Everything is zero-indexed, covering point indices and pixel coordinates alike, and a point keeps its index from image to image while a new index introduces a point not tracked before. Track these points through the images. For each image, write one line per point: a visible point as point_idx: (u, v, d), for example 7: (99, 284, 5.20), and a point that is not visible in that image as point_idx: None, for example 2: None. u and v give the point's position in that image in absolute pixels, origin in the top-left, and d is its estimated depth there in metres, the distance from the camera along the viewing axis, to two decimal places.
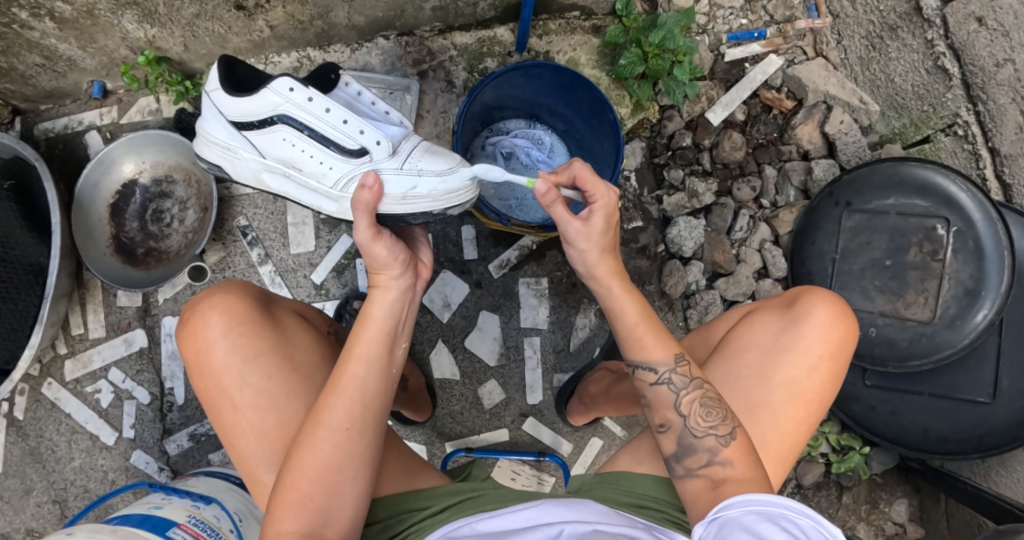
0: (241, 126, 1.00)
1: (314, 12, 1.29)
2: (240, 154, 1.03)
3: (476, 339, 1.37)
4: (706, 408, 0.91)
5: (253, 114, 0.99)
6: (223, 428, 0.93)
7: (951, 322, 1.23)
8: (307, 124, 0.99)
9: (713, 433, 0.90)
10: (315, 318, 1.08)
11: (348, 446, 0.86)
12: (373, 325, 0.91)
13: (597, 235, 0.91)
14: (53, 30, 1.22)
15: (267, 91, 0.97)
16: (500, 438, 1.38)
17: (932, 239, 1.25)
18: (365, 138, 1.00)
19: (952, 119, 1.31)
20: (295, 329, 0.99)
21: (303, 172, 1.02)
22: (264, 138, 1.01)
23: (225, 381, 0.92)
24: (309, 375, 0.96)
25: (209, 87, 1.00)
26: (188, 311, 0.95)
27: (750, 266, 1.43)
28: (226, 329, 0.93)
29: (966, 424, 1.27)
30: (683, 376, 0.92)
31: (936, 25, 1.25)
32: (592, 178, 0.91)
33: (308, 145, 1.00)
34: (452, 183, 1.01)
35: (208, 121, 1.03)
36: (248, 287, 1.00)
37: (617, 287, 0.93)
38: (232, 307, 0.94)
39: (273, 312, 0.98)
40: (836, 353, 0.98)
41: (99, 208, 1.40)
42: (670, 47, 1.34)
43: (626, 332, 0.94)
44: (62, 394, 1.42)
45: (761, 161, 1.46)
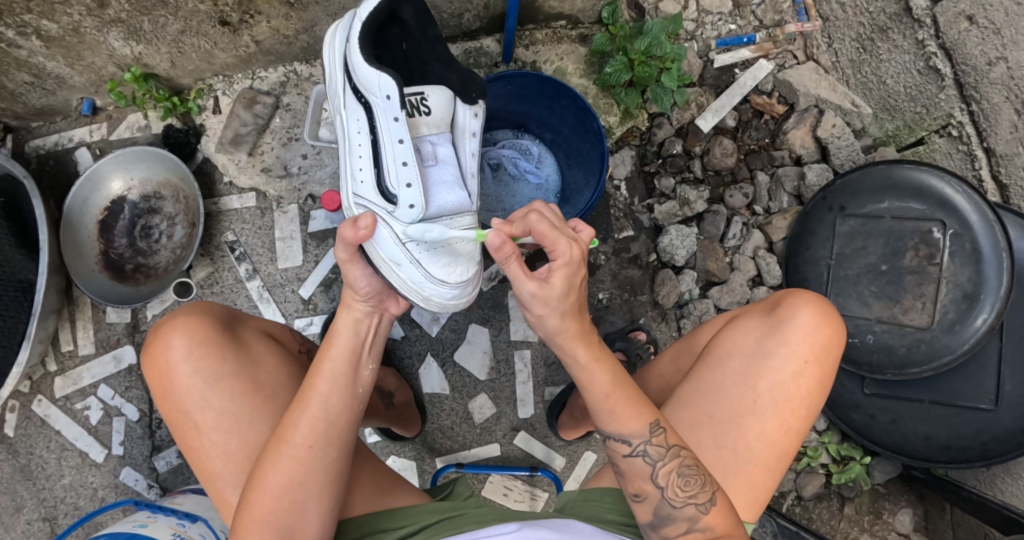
0: (346, 69, 1.04)
1: (299, 26, 1.31)
2: (332, 82, 1.08)
3: (466, 352, 1.34)
4: (684, 478, 0.88)
5: (356, 74, 1.02)
6: (189, 450, 0.92)
7: (950, 327, 1.20)
8: (377, 126, 1.03)
9: (693, 502, 0.87)
10: (285, 338, 1.07)
11: (313, 463, 0.84)
12: (339, 342, 0.90)
13: (556, 300, 0.82)
14: (40, 48, 1.23)
15: (374, 75, 1.00)
16: (491, 453, 1.35)
17: (928, 243, 1.22)
18: (403, 182, 1.01)
19: (946, 120, 1.29)
20: (262, 349, 0.97)
21: (347, 149, 1.07)
22: (350, 101, 1.05)
23: (188, 402, 0.92)
24: (275, 395, 0.94)
25: (354, 12, 1.03)
26: (152, 334, 0.95)
27: (744, 273, 1.40)
28: (188, 350, 0.92)
29: (968, 431, 1.23)
30: (658, 446, 0.88)
31: (926, 25, 1.24)
32: (550, 232, 0.83)
33: (365, 142, 1.05)
34: (434, 286, 1.01)
35: (337, 30, 1.07)
36: (215, 308, 0.99)
37: (584, 356, 0.86)
38: (195, 328, 0.93)
39: (240, 333, 0.97)
40: (823, 357, 0.95)
41: (88, 225, 1.39)
42: (656, 54, 1.32)
43: (596, 403, 0.88)
44: (52, 411, 1.41)
45: (753, 167, 1.44)
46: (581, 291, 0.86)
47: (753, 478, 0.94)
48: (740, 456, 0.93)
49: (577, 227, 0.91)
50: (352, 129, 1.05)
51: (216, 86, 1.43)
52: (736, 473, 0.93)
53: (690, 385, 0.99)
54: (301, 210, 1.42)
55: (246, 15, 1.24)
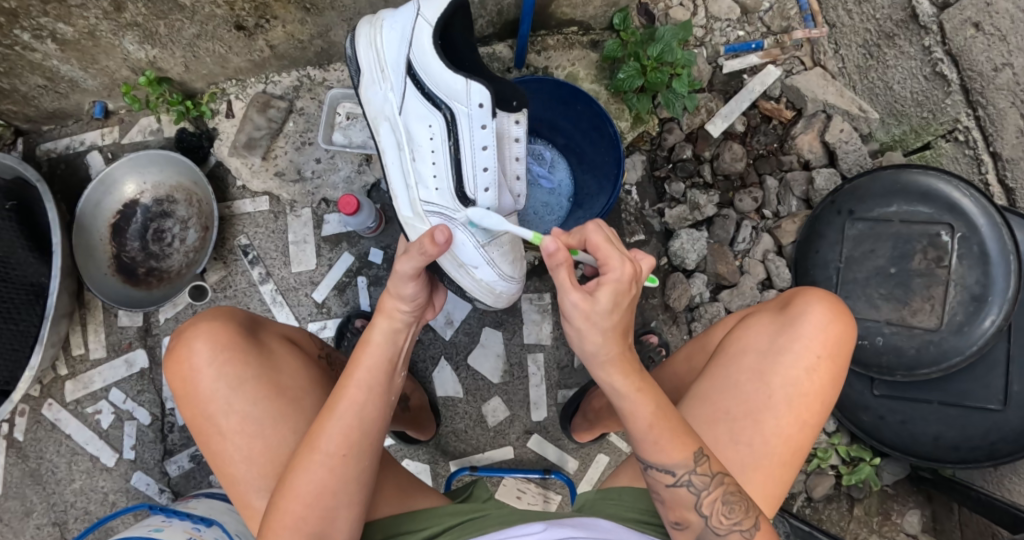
0: (415, 74, 1.05)
1: (314, 31, 1.32)
2: (386, 86, 1.07)
3: (479, 355, 1.35)
4: (728, 505, 0.88)
5: (435, 82, 1.04)
6: (211, 455, 0.93)
7: (959, 329, 1.21)
8: (458, 133, 1.06)
9: (737, 529, 0.88)
10: (305, 342, 1.07)
11: (343, 470, 0.85)
12: (372, 351, 0.89)
13: (598, 315, 0.83)
14: (55, 51, 1.24)
15: (462, 84, 1.03)
16: (504, 456, 1.35)
17: (936, 245, 1.24)
18: (481, 188, 1.08)
19: (953, 124, 1.31)
20: (283, 354, 0.97)
21: (415, 156, 1.08)
22: (419, 107, 1.06)
23: (211, 407, 0.92)
24: (298, 399, 0.94)
25: (420, 14, 1.03)
26: (174, 340, 0.95)
27: (754, 277, 1.42)
28: (212, 355, 0.92)
29: (977, 432, 1.25)
30: (703, 475, 0.88)
31: (933, 32, 1.27)
32: (605, 245, 0.85)
33: (440, 148, 1.07)
34: (505, 285, 1.11)
35: (392, 30, 1.05)
36: (236, 312, 0.99)
37: (626, 386, 0.87)
38: (218, 334, 0.93)
39: (262, 339, 0.97)
40: (836, 352, 0.97)
41: (100, 228, 1.39)
42: (668, 60, 1.34)
43: (638, 436, 0.87)
44: (62, 415, 1.40)
45: (762, 172, 1.46)
46: (629, 312, 0.87)
47: (769, 473, 0.95)
48: (755, 452, 0.94)
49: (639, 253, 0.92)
50: (424, 136, 1.07)
51: (229, 91, 1.44)
52: (753, 469, 0.94)
53: (704, 382, 1.00)
54: (314, 214, 1.42)
55: (262, 20, 1.25)
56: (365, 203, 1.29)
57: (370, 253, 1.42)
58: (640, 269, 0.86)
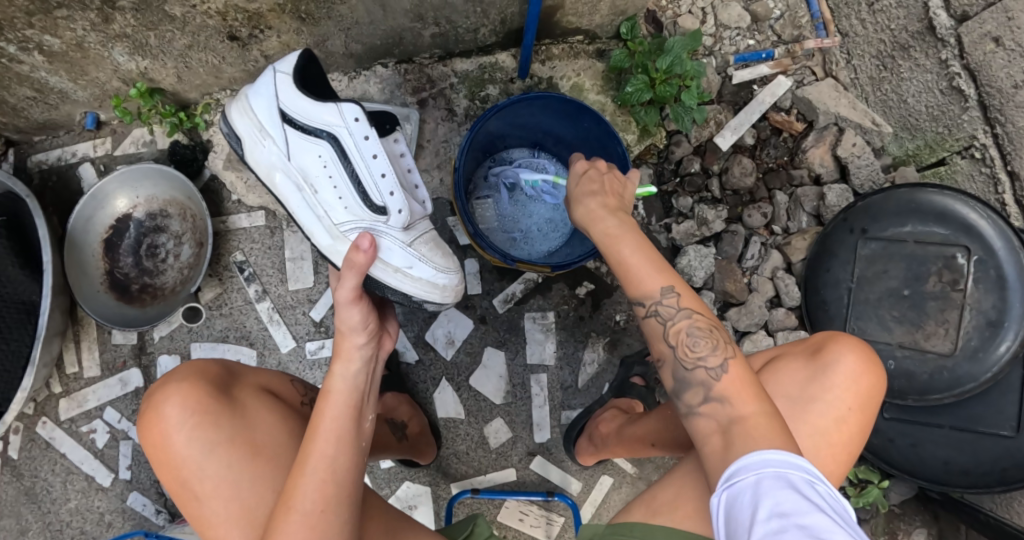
0: (287, 116, 1.00)
1: (310, 41, 1.28)
2: (268, 138, 1.02)
3: (481, 376, 1.33)
4: (694, 335, 0.90)
5: (299, 115, 1.00)
6: (193, 519, 0.89)
7: (973, 355, 1.19)
8: (349, 157, 1.01)
9: (702, 364, 0.89)
10: (285, 389, 1.01)
11: (322, 529, 0.81)
12: (335, 398, 0.87)
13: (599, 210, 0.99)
14: (43, 63, 1.20)
15: (333, 108, 0.99)
16: (507, 479, 1.33)
17: (952, 268, 1.20)
18: (386, 193, 1.02)
19: (969, 141, 1.27)
20: (258, 407, 0.92)
21: (327, 187, 1.02)
22: (299, 141, 1.01)
23: (185, 472, 0.88)
24: (275, 455, 0.90)
25: (275, 68, 1.01)
26: (145, 402, 0.91)
27: (763, 294, 1.38)
28: (180, 418, 0.88)
29: (988, 457, 1.22)
30: (671, 306, 0.91)
31: (950, 44, 1.23)
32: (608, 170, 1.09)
33: (338, 176, 1.01)
34: (440, 280, 1.05)
35: (257, 96, 1.01)
36: (210, 364, 0.95)
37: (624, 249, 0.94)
38: (188, 393, 0.89)
39: (237, 394, 0.92)
40: (864, 401, 1.03)
41: (93, 244, 1.36)
42: (677, 72, 1.30)
43: (621, 260, 0.94)
44: (57, 434, 1.38)
45: (772, 186, 1.42)
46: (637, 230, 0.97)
47: None
48: None
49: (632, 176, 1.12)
50: (317, 166, 1.01)
51: (223, 101, 1.40)
52: None
53: None
54: None
55: (255, 30, 1.21)
56: None
57: None
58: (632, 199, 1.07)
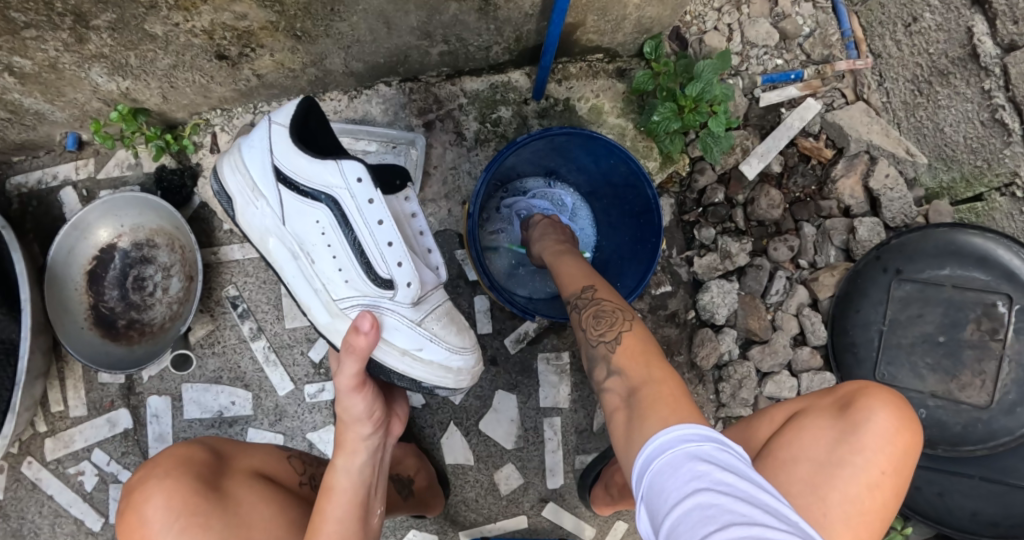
0: (283, 178, 0.95)
1: (307, 59, 1.17)
2: (262, 202, 0.97)
3: (492, 420, 1.27)
4: (600, 316, 0.94)
5: (299, 175, 0.95)
6: None
7: (1010, 409, 1.13)
8: (352, 221, 0.96)
9: (604, 341, 0.92)
10: (282, 472, 0.97)
11: None
12: (337, 495, 0.87)
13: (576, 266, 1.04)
14: (14, 85, 1.10)
15: (335, 168, 0.94)
16: (519, 526, 1.28)
17: (991, 316, 1.15)
18: (393, 263, 0.96)
19: (1010, 178, 1.21)
20: (251, 500, 0.87)
21: (324, 257, 0.97)
22: (297, 206, 0.96)
23: None
24: None
25: (272, 120, 0.96)
26: (129, 501, 0.86)
27: (787, 332, 1.32)
28: (169, 519, 0.83)
29: (1020, 511, 1.18)
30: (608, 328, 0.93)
31: (995, 74, 1.16)
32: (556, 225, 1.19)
33: (338, 243, 0.96)
34: (455, 362, 0.99)
35: (252, 154, 0.97)
36: (195, 452, 0.90)
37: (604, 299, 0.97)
38: (173, 492, 0.84)
39: (226, 487, 0.87)
40: (898, 466, 0.95)
41: (75, 276, 1.27)
42: (707, 98, 1.22)
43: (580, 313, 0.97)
44: (43, 475, 1.31)
45: (799, 218, 1.35)
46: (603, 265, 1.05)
47: None
48: None
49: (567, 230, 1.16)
50: (314, 233, 0.96)
51: (213, 121, 1.30)
52: None
53: None
54: None
55: (246, 49, 1.11)
56: None
57: None
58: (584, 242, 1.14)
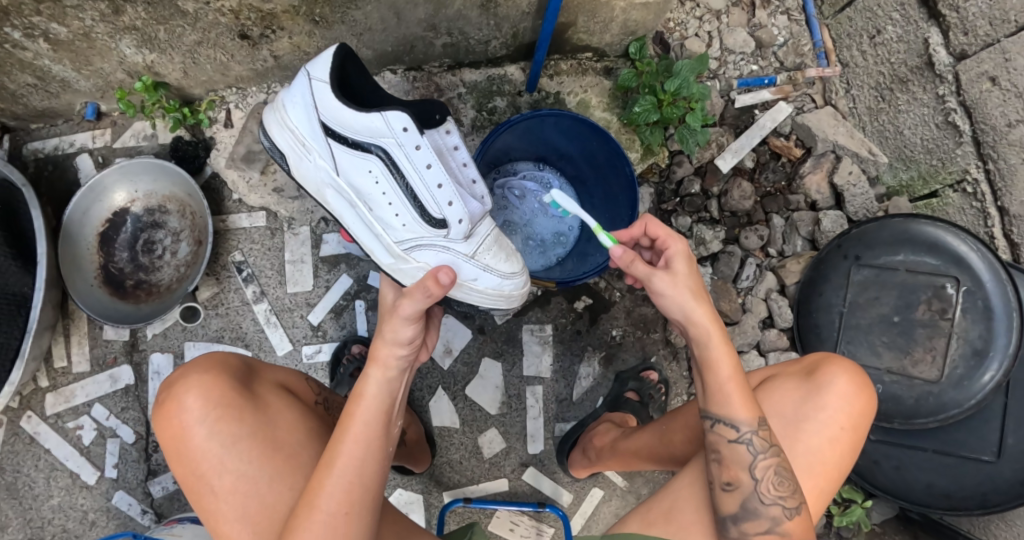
0: (331, 133, 1.00)
1: (321, 44, 1.27)
2: (314, 155, 1.03)
3: (478, 386, 1.36)
4: (780, 476, 0.94)
5: (346, 126, 0.99)
6: (202, 514, 0.89)
7: (958, 382, 1.23)
8: (400, 168, 1.01)
9: (780, 503, 0.94)
10: (300, 387, 1.03)
11: (344, 530, 0.86)
12: (366, 404, 0.91)
13: (684, 279, 0.96)
14: (47, 51, 1.18)
15: (379, 118, 0.98)
16: (499, 489, 1.36)
17: (941, 297, 1.25)
18: (444, 203, 1.02)
19: (962, 175, 1.31)
20: (281, 405, 0.93)
21: (377, 202, 1.03)
22: (348, 158, 1.01)
23: (203, 466, 0.87)
24: (297, 454, 0.91)
25: (310, 76, 1.00)
26: (164, 392, 0.90)
27: (756, 315, 1.43)
28: (203, 412, 0.88)
29: (970, 481, 1.26)
30: (763, 439, 0.95)
31: (948, 81, 1.27)
32: (667, 235, 1.00)
33: (389, 189, 1.02)
34: (508, 286, 1.08)
35: (297, 109, 1.02)
36: (229, 359, 0.94)
37: (718, 338, 0.95)
38: (211, 386, 0.89)
39: (257, 391, 0.92)
40: (857, 423, 1.01)
41: (88, 237, 1.34)
42: (684, 95, 1.33)
43: (716, 384, 0.96)
44: (42, 429, 1.35)
45: (769, 210, 1.45)
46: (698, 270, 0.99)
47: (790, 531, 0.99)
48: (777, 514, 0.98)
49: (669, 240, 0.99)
50: (368, 181, 1.02)
51: (228, 99, 1.39)
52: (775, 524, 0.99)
53: None
54: (313, 233, 1.37)
55: (267, 30, 1.21)
56: None
57: (369, 276, 1.38)
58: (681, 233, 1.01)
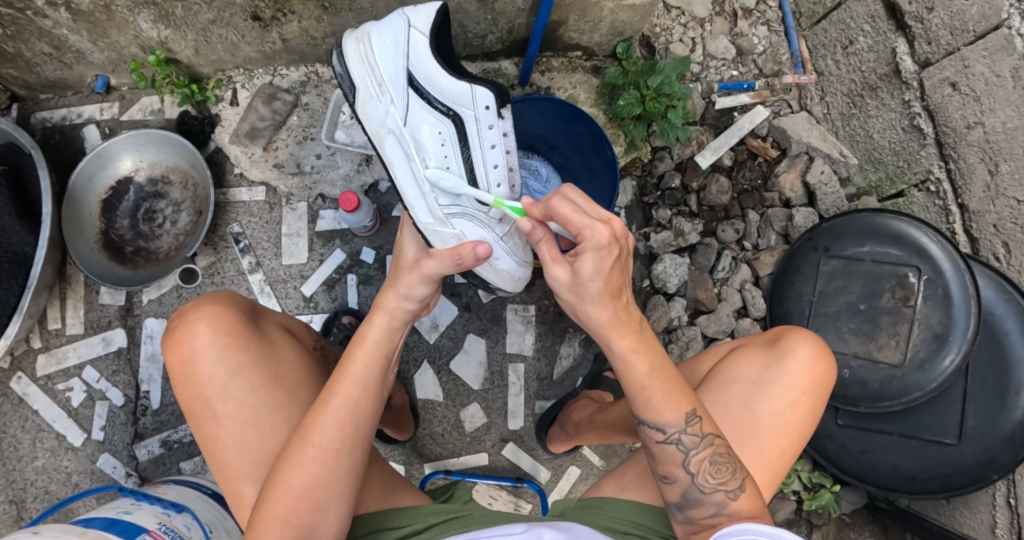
0: (416, 85, 1.06)
1: (328, 29, 1.33)
2: (388, 99, 1.06)
3: (462, 361, 1.40)
4: (716, 465, 0.93)
5: (434, 85, 1.06)
6: (203, 437, 0.97)
7: (921, 366, 1.29)
8: (468, 138, 1.08)
9: (722, 489, 0.93)
10: (303, 334, 1.11)
11: (334, 464, 0.90)
12: (367, 347, 0.94)
13: (584, 284, 0.87)
14: (67, 21, 1.24)
15: (467, 89, 1.06)
16: (479, 462, 1.40)
17: (904, 285, 1.32)
18: (493, 184, 1.11)
19: (925, 175, 1.40)
20: (284, 344, 1.02)
21: (435, 162, 1.08)
22: (424, 113, 1.07)
23: (207, 390, 0.96)
24: (294, 389, 0.99)
25: (411, 23, 1.04)
26: (175, 321, 0.99)
27: (731, 304, 1.50)
28: (213, 339, 0.96)
29: (933, 463, 1.32)
30: (692, 435, 0.93)
31: (913, 87, 1.36)
32: (574, 218, 0.86)
33: (451, 155, 1.09)
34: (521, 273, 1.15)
35: (384, 50, 1.05)
36: (238, 299, 1.03)
37: (629, 344, 0.90)
38: (219, 319, 0.97)
39: (263, 329, 1.01)
40: (816, 387, 1.05)
41: (91, 203, 1.38)
42: (666, 91, 1.41)
43: (633, 391, 0.92)
44: (31, 390, 1.37)
45: (745, 206, 1.53)
46: (620, 272, 0.89)
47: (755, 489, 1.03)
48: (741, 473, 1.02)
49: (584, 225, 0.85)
50: (434, 141, 1.08)
51: (235, 79, 1.44)
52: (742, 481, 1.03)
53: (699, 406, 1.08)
54: (310, 209, 1.43)
55: (279, 13, 1.26)
56: (365, 203, 1.32)
57: (362, 252, 1.43)
58: (616, 231, 0.87)
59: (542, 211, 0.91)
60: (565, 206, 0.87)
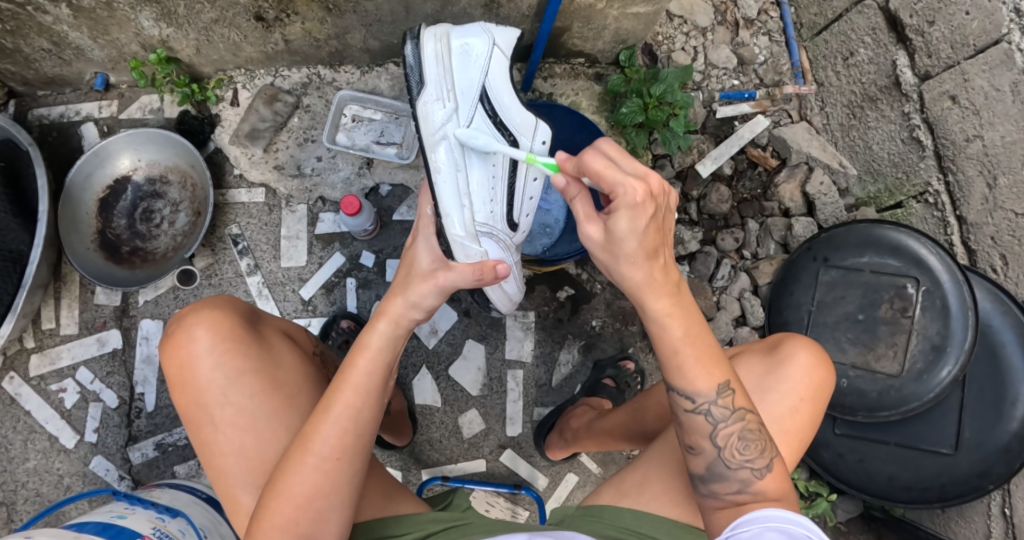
0: (487, 102, 1.05)
1: (331, 31, 1.32)
2: (457, 106, 1.03)
3: (460, 367, 1.40)
4: (745, 441, 0.92)
5: (505, 110, 1.07)
6: (201, 444, 0.96)
7: (918, 376, 1.29)
8: (516, 164, 1.10)
9: (748, 466, 0.92)
10: (301, 339, 1.10)
11: (335, 472, 0.89)
12: (368, 355, 0.93)
13: (617, 241, 0.86)
14: (67, 17, 1.22)
15: (531, 121, 1.09)
16: (477, 469, 1.40)
17: (902, 296, 1.32)
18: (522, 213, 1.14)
19: (924, 187, 1.41)
20: (282, 350, 1.01)
21: (483, 177, 1.06)
22: (486, 129, 1.06)
23: (206, 396, 0.95)
24: (293, 395, 0.98)
25: (497, 44, 1.05)
26: (174, 326, 0.98)
27: (729, 313, 1.51)
28: (211, 345, 0.95)
29: (929, 473, 1.32)
30: (723, 408, 0.91)
31: (913, 99, 1.37)
32: (605, 173, 0.85)
33: (500, 176, 1.08)
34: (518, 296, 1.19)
35: (465, 61, 1.04)
36: (236, 304, 1.02)
37: (665, 306, 0.89)
38: (218, 325, 0.96)
39: (261, 334, 1.00)
40: (816, 394, 1.06)
41: (88, 201, 1.37)
42: (668, 99, 1.41)
43: (669, 356, 0.91)
44: (23, 390, 1.35)
45: (745, 215, 1.55)
46: (658, 229, 0.88)
47: None
48: None
49: (617, 183, 0.84)
50: (487, 158, 1.06)
51: (236, 79, 1.43)
52: None
53: None
54: (310, 212, 1.42)
55: (283, 14, 1.25)
56: (366, 207, 1.31)
57: (362, 256, 1.42)
58: (653, 188, 0.85)
59: (574, 167, 0.89)
60: (597, 161, 0.86)
